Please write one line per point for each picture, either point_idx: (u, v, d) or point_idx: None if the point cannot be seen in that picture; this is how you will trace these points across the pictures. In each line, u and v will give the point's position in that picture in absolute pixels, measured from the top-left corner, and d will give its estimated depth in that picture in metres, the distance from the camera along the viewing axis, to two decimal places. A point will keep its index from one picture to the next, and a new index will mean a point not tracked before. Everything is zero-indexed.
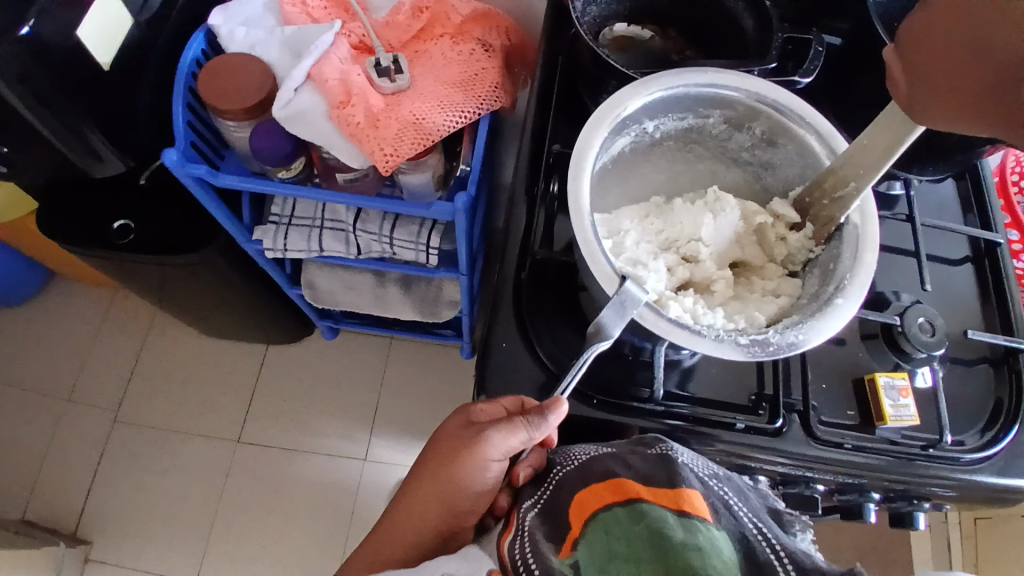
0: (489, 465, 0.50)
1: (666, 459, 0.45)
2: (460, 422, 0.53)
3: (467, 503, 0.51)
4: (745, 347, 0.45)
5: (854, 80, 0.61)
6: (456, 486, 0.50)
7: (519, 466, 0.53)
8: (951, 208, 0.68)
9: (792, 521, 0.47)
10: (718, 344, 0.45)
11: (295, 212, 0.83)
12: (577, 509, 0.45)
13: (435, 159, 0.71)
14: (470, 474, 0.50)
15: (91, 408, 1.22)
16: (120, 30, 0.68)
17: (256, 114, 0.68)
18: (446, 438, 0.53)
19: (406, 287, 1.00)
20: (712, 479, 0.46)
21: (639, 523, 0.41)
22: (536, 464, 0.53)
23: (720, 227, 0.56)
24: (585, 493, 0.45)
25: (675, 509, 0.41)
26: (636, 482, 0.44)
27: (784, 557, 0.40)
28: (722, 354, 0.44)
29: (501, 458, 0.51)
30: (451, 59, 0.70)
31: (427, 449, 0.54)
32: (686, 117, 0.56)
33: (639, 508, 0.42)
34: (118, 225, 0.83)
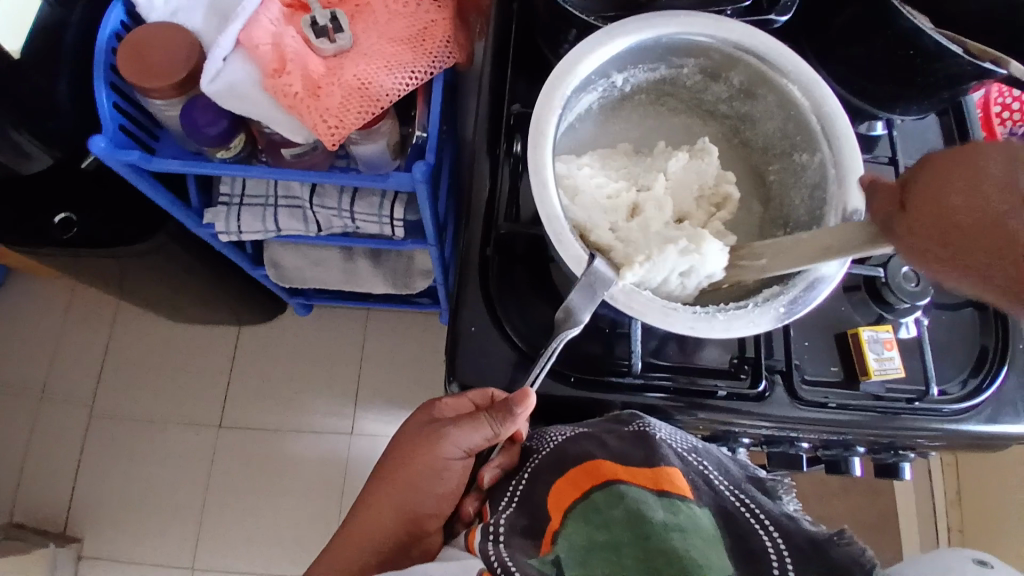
0: (450, 463, 0.50)
1: (644, 437, 0.44)
2: (421, 419, 0.52)
3: (426, 503, 0.50)
4: (722, 323, 0.43)
5: (835, 10, 0.56)
6: (417, 485, 0.49)
7: (484, 469, 0.50)
8: (934, 146, 0.65)
9: (775, 486, 0.46)
10: (695, 321, 0.42)
11: (245, 190, 0.78)
12: (555, 498, 0.43)
13: (389, 126, 0.66)
14: (432, 473, 0.49)
15: (65, 405, 1.18)
16: (30, 12, 0.62)
17: (186, 88, 0.61)
18: (407, 438, 0.52)
19: (375, 259, 0.95)
20: (691, 452, 0.45)
21: (618, 506, 0.40)
22: (504, 467, 0.50)
23: (674, 184, 0.52)
24: (562, 482, 0.44)
25: (654, 489, 0.40)
26: (613, 463, 0.42)
27: (768, 523, 0.40)
28: (697, 332, 0.42)
29: (463, 455, 0.50)
30: (396, 13, 0.64)
31: (389, 448, 0.53)
32: (657, 67, 0.51)
33: (617, 490, 0.40)
34: (59, 218, 0.76)
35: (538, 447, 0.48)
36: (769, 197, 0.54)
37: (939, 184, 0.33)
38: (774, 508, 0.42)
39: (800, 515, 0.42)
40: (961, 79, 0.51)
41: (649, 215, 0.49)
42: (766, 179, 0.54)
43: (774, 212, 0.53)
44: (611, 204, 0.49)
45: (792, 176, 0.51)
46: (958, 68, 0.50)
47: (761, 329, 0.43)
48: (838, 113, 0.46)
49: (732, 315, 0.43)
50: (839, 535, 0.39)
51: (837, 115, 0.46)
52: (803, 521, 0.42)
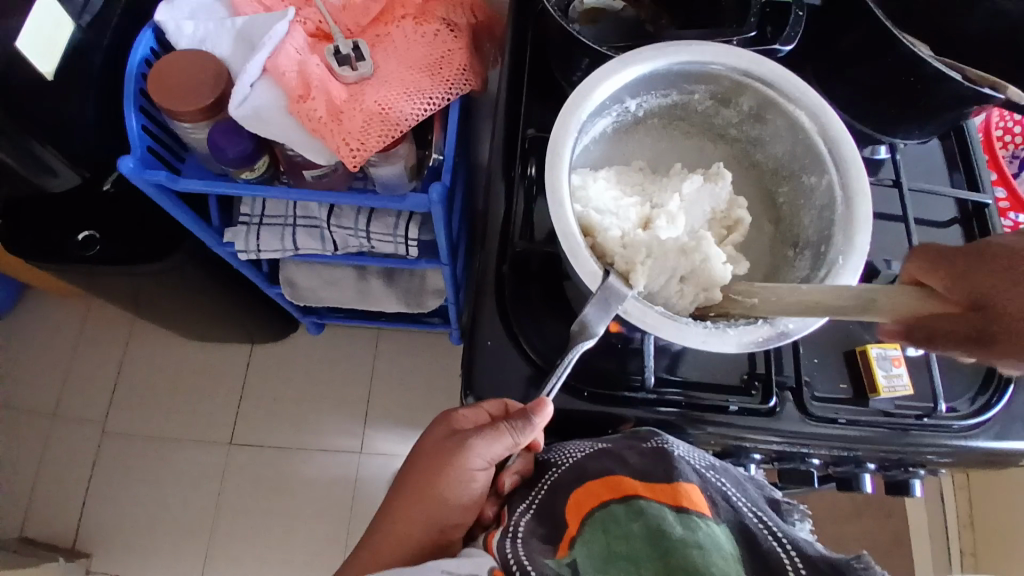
0: (473, 475, 0.50)
1: (663, 454, 0.44)
2: (442, 432, 0.52)
3: (453, 513, 0.50)
4: (736, 338, 0.44)
5: (837, 36, 0.58)
6: (442, 496, 0.50)
7: (504, 475, 0.52)
8: (937, 168, 0.67)
9: (790, 510, 0.48)
10: (707, 336, 0.44)
11: (265, 211, 0.80)
12: (574, 507, 0.44)
13: (407, 149, 0.68)
14: (456, 484, 0.50)
15: (78, 421, 1.19)
16: (61, 34, 0.65)
17: (213, 113, 0.64)
18: (428, 450, 0.52)
19: (389, 279, 0.97)
20: (709, 470, 0.46)
21: (637, 520, 0.41)
22: (521, 471, 0.52)
23: (687, 205, 0.53)
24: (582, 493, 0.44)
25: (673, 505, 0.41)
26: (633, 479, 0.43)
27: (790, 548, 0.40)
28: (709, 347, 0.43)
29: (486, 467, 0.50)
30: (416, 41, 0.67)
31: (411, 460, 0.54)
32: (669, 94, 0.53)
33: (637, 504, 0.41)
34: (82, 236, 0.78)
35: (556, 460, 0.49)
36: (777, 218, 0.56)
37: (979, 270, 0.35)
38: (792, 532, 0.42)
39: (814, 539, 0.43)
40: (962, 103, 0.53)
41: (665, 225, 0.51)
42: (775, 200, 0.56)
43: (785, 232, 0.54)
44: (623, 213, 0.51)
45: (802, 198, 0.53)
46: (960, 93, 0.52)
47: (770, 344, 0.44)
48: (844, 137, 0.48)
49: (741, 328, 0.44)
50: (857, 560, 0.39)
51: (843, 139, 0.48)
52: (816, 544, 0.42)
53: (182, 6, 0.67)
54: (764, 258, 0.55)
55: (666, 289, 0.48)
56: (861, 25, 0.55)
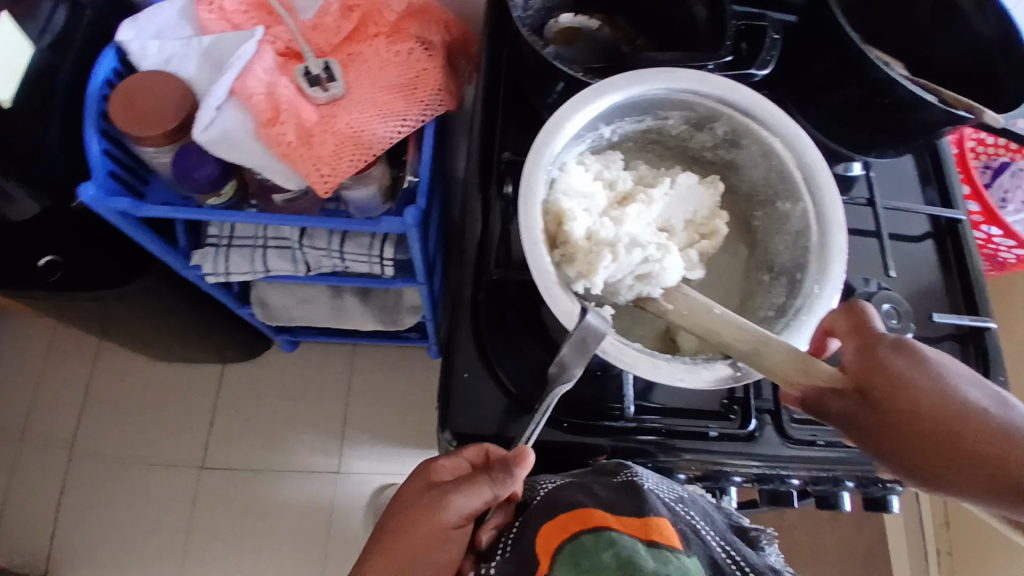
0: (448, 536, 0.47)
1: (632, 487, 0.44)
2: (418, 485, 0.50)
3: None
4: (711, 375, 0.44)
5: (812, 57, 0.58)
6: (416, 557, 0.46)
7: (481, 531, 0.50)
8: (910, 184, 0.68)
9: (758, 536, 0.48)
10: (678, 373, 0.43)
11: (234, 232, 0.78)
12: (543, 540, 0.43)
13: (379, 170, 0.66)
14: (431, 543, 0.47)
15: (44, 445, 1.15)
16: (19, 60, 0.61)
17: (178, 136, 0.62)
18: (404, 503, 0.49)
19: (363, 296, 0.95)
20: (677, 502, 0.45)
21: (608, 551, 0.40)
22: (499, 527, 0.50)
23: (678, 195, 0.52)
24: (550, 526, 0.43)
25: (644, 539, 0.41)
26: (603, 511, 0.42)
27: (751, 574, 0.43)
28: (682, 384, 0.43)
29: (463, 522, 0.48)
30: (389, 61, 0.65)
31: (385, 514, 0.51)
32: (644, 119, 0.53)
33: (607, 535, 0.41)
34: (43, 261, 0.74)
35: (528, 498, 0.49)
36: (753, 239, 0.55)
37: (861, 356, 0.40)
38: (756, 559, 0.44)
39: (786, 573, 0.44)
40: (935, 125, 0.53)
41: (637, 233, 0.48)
42: (752, 224, 0.55)
43: (760, 256, 0.54)
44: (596, 195, 0.49)
45: (776, 223, 0.52)
46: (932, 117, 0.52)
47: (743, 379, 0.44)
48: (820, 165, 0.48)
49: (712, 363, 0.44)
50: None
51: (818, 167, 0.48)
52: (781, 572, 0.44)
53: (147, 24, 0.64)
54: (741, 282, 0.54)
55: (618, 283, 0.48)
56: (835, 46, 0.55)
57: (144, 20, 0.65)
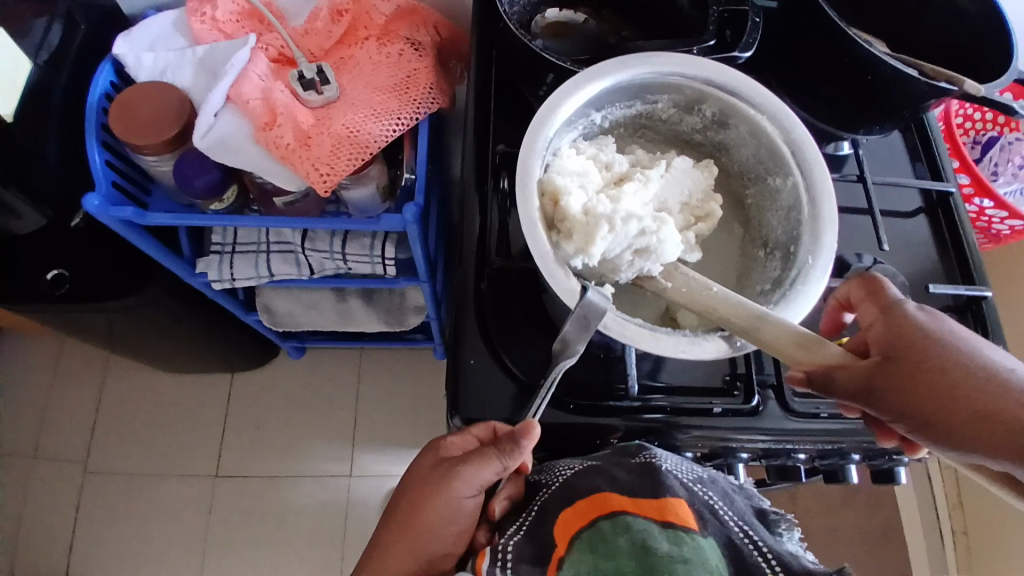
0: (462, 504, 0.49)
1: (651, 469, 0.44)
2: (429, 461, 0.51)
3: (444, 543, 0.49)
4: (713, 344, 0.45)
5: (796, 38, 0.59)
6: (431, 527, 0.48)
7: (494, 501, 0.51)
8: (900, 160, 0.69)
9: (777, 520, 0.45)
10: (683, 344, 0.44)
11: (238, 239, 0.79)
12: (561, 529, 0.44)
13: (378, 170, 0.68)
14: (445, 514, 0.48)
15: (58, 462, 1.16)
16: (17, 74, 0.64)
17: (178, 144, 0.63)
18: (417, 478, 0.51)
19: (368, 298, 0.96)
20: (696, 483, 0.45)
21: (623, 536, 0.41)
22: (512, 497, 0.51)
23: (674, 177, 0.53)
24: (569, 513, 0.44)
25: (659, 521, 0.41)
26: (620, 495, 0.43)
27: (771, 558, 0.40)
28: (687, 354, 0.44)
29: (475, 493, 0.49)
30: (381, 63, 0.67)
31: (398, 489, 0.52)
32: (633, 104, 0.54)
33: (623, 520, 0.41)
34: (50, 275, 0.77)
35: (546, 480, 0.48)
36: (746, 219, 0.56)
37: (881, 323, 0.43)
38: (779, 544, 0.42)
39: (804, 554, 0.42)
40: (920, 98, 0.54)
41: (634, 203, 0.48)
42: (743, 202, 0.56)
43: (754, 233, 0.55)
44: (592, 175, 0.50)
45: (768, 199, 0.54)
46: (914, 89, 0.53)
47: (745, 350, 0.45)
48: (806, 139, 0.49)
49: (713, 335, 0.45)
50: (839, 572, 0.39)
51: (805, 141, 0.49)
52: (805, 558, 0.42)
53: (141, 38, 0.66)
54: (736, 259, 0.55)
55: (616, 259, 0.48)
56: (817, 27, 0.56)
57: (139, 34, 0.67)
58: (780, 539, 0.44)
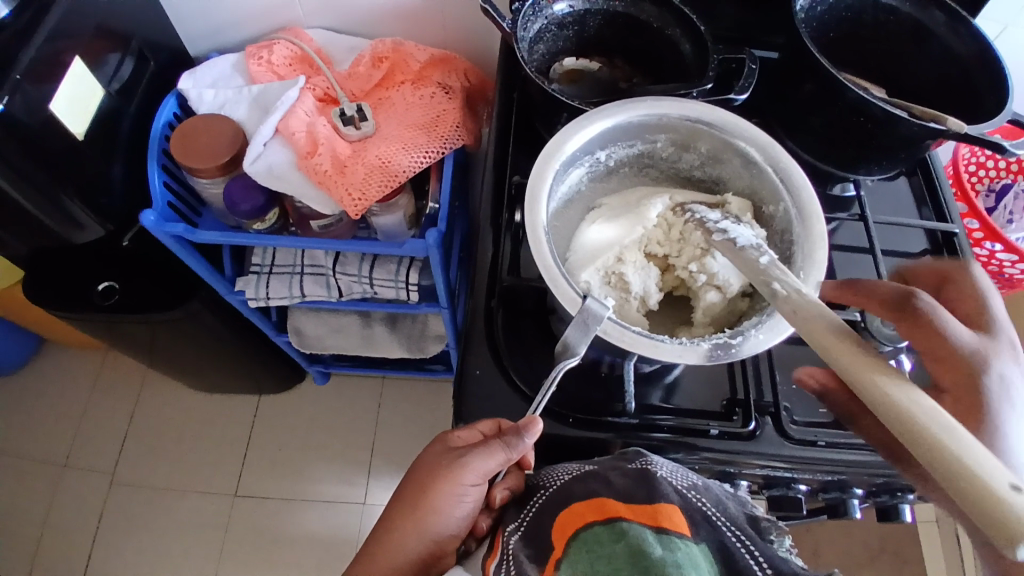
0: (465, 490, 0.51)
1: (647, 476, 0.45)
2: (438, 450, 0.53)
3: (449, 525, 0.52)
4: (707, 350, 0.46)
5: (795, 85, 0.63)
6: (436, 510, 0.51)
7: (495, 489, 0.53)
8: (905, 203, 0.72)
9: (768, 527, 0.46)
10: (680, 351, 0.46)
11: (275, 261, 0.85)
12: (559, 530, 0.45)
13: (406, 199, 0.74)
14: (450, 499, 0.51)
15: (87, 472, 1.21)
16: (92, 101, 0.72)
17: (229, 169, 0.70)
18: (425, 464, 0.53)
19: (392, 325, 1.01)
20: (691, 490, 0.46)
21: (620, 542, 0.41)
22: (513, 487, 0.53)
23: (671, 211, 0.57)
24: (569, 513, 0.45)
25: (654, 526, 0.42)
26: (617, 501, 0.44)
27: (761, 559, 0.42)
28: (685, 360, 0.46)
29: (478, 482, 0.52)
30: (413, 103, 0.74)
31: (408, 472, 0.55)
32: (634, 144, 0.59)
33: (619, 526, 0.42)
34: (102, 287, 0.84)
35: (545, 482, 0.50)
36: None
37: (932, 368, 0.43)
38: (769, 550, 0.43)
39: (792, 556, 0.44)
40: (914, 138, 0.58)
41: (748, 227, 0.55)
42: None
43: None
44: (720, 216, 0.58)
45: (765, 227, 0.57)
46: (907, 129, 0.57)
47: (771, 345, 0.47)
48: (794, 168, 0.53)
49: (716, 342, 0.47)
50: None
51: (794, 170, 0.53)
52: (795, 562, 0.43)
53: (203, 76, 0.75)
54: None
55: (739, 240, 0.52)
56: (813, 73, 0.60)
57: (202, 73, 0.76)
58: (769, 545, 0.44)
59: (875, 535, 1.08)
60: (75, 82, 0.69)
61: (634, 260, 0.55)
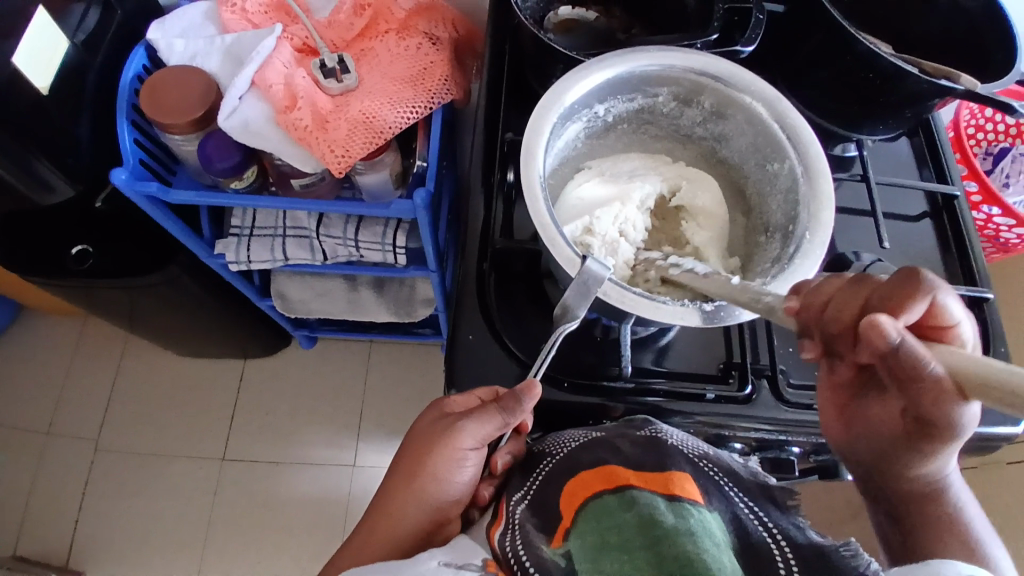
0: (465, 455, 0.50)
1: (657, 443, 0.46)
2: (434, 416, 0.52)
3: (450, 491, 0.50)
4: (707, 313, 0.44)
5: (800, 38, 0.61)
6: (436, 476, 0.50)
7: (496, 455, 0.53)
8: (906, 165, 0.70)
9: (783, 496, 0.46)
10: (676, 312, 0.44)
11: (255, 223, 0.82)
12: (567, 499, 0.44)
13: (392, 157, 0.70)
14: (449, 466, 0.50)
15: (72, 438, 1.19)
16: (55, 53, 0.67)
17: (203, 125, 0.66)
18: (420, 432, 0.52)
19: (379, 289, 0.98)
20: (702, 459, 0.46)
21: (630, 511, 0.40)
22: (515, 452, 0.54)
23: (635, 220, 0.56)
24: (574, 484, 0.44)
25: (665, 494, 0.41)
26: (626, 469, 0.43)
27: (777, 533, 0.41)
28: (681, 320, 0.44)
29: (477, 446, 0.51)
30: (398, 55, 0.70)
31: (404, 441, 0.54)
32: (635, 98, 0.56)
33: (629, 495, 0.41)
34: (75, 250, 0.80)
35: (550, 449, 0.49)
36: (749, 209, 0.59)
37: (975, 339, 0.34)
38: (783, 519, 0.43)
39: (808, 525, 0.43)
40: (922, 95, 0.56)
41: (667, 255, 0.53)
42: (745, 193, 0.59)
43: (756, 221, 0.57)
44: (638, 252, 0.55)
45: (768, 185, 0.56)
46: (916, 85, 0.55)
47: None
48: (803, 125, 0.51)
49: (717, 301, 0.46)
50: (845, 547, 0.40)
51: (800, 126, 0.51)
52: (812, 532, 0.42)
53: (174, 25, 0.70)
54: (743, 245, 0.58)
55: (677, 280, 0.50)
56: (821, 24, 0.58)
57: (171, 21, 0.71)
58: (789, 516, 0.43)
59: (857, 492, 1.11)
60: (36, 32, 0.64)
61: (603, 235, 0.54)
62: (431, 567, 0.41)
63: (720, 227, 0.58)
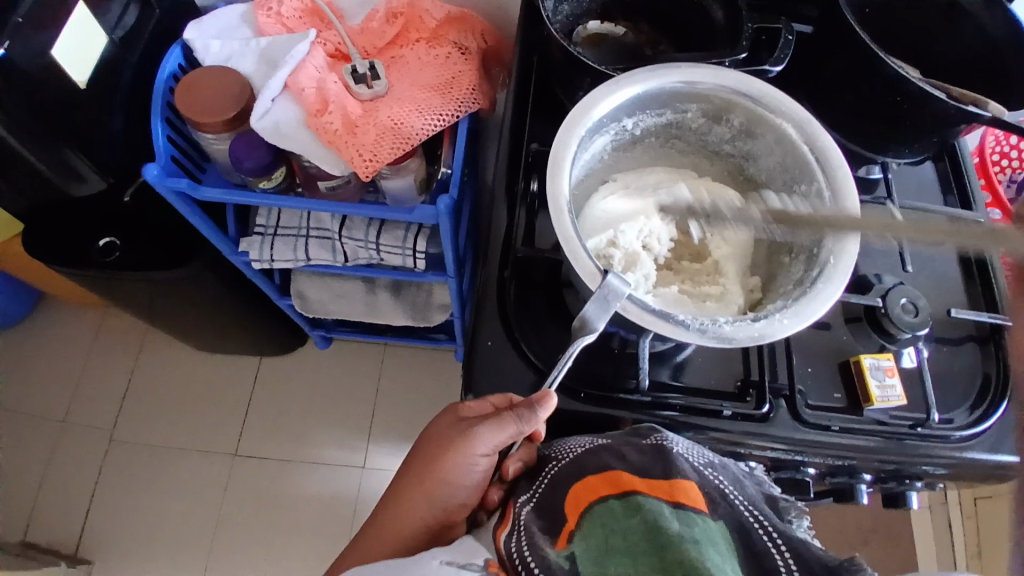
0: (477, 460, 0.50)
1: (663, 451, 0.44)
2: (448, 420, 0.53)
3: (458, 495, 0.51)
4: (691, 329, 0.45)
5: (826, 59, 0.61)
6: (446, 479, 0.50)
7: (507, 461, 0.52)
8: (930, 188, 0.69)
9: (787, 508, 0.46)
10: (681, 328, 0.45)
11: (280, 222, 0.83)
12: (572, 501, 0.44)
13: (417, 163, 0.71)
14: (459, 470, 0.50)
15: (87, 428, 1.21)
16: (93, 49, 0.69)
17: (235, 125, 0.68)
18: (433, 436, 0.53)
19: (396, 292, 0.99)
20: (708, 467, 0.45)
21: (636, 516, 0.40)
22: (526, 460, 0.53)
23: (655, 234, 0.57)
24: (581, 487, 0.44)
25: (670, 502, 0.41)
26: (632, 475, 0.43)
27: (782, 545, 0.40)
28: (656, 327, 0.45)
29: (490, 454, 0.51)
30: (428, 63, 0.71)
31: (417, 443, 0.54)
32: (663, 113, 0.57)
33: (635, 500, 0.41)
34: (103, 243, 0.82)
35: (556, 454, 0.50)
36: None
37: None
38: (789, 530, 0.42)
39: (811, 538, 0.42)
40: (948, 119, 0.55)
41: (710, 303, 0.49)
42: None
43: None
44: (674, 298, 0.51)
45: (794, 205, 0.56)
46: (943, 111, 0.55)
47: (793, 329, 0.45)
48: (831, 147, 0.51)
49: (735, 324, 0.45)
50: (850, 561, 0.38)
51: (829, 148, 0.51)
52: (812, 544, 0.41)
53: (210, 26, 0.72)
54: (765, 263, 0.58)
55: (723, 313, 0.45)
56: (848, 45, 0.58)
57: (208, 23, 0.72)
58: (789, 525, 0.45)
59: (866, 518, 1.09)
60: (77, 28, 0.66)
61: (626, 248, 0.54)
62: (432, 566, 0.41)
63: (744, 245, 0.58)
